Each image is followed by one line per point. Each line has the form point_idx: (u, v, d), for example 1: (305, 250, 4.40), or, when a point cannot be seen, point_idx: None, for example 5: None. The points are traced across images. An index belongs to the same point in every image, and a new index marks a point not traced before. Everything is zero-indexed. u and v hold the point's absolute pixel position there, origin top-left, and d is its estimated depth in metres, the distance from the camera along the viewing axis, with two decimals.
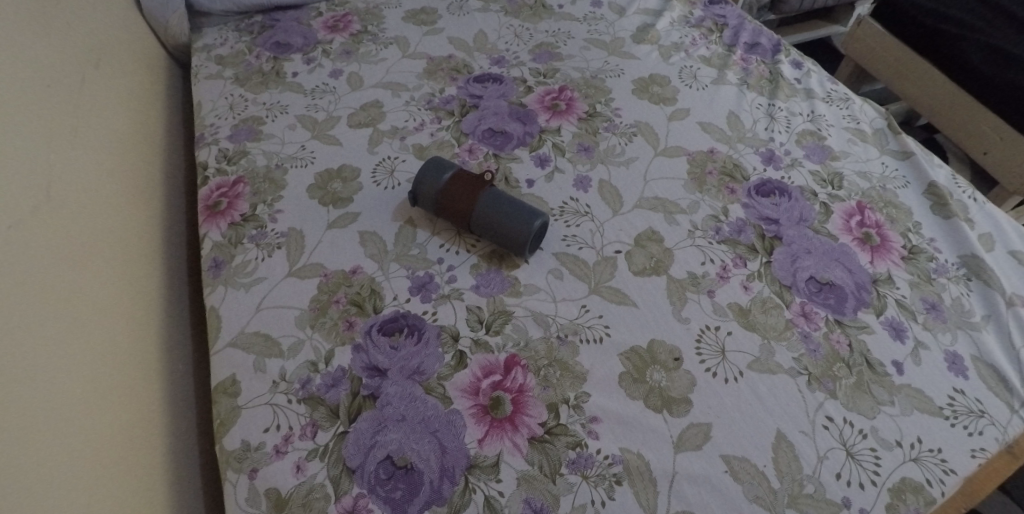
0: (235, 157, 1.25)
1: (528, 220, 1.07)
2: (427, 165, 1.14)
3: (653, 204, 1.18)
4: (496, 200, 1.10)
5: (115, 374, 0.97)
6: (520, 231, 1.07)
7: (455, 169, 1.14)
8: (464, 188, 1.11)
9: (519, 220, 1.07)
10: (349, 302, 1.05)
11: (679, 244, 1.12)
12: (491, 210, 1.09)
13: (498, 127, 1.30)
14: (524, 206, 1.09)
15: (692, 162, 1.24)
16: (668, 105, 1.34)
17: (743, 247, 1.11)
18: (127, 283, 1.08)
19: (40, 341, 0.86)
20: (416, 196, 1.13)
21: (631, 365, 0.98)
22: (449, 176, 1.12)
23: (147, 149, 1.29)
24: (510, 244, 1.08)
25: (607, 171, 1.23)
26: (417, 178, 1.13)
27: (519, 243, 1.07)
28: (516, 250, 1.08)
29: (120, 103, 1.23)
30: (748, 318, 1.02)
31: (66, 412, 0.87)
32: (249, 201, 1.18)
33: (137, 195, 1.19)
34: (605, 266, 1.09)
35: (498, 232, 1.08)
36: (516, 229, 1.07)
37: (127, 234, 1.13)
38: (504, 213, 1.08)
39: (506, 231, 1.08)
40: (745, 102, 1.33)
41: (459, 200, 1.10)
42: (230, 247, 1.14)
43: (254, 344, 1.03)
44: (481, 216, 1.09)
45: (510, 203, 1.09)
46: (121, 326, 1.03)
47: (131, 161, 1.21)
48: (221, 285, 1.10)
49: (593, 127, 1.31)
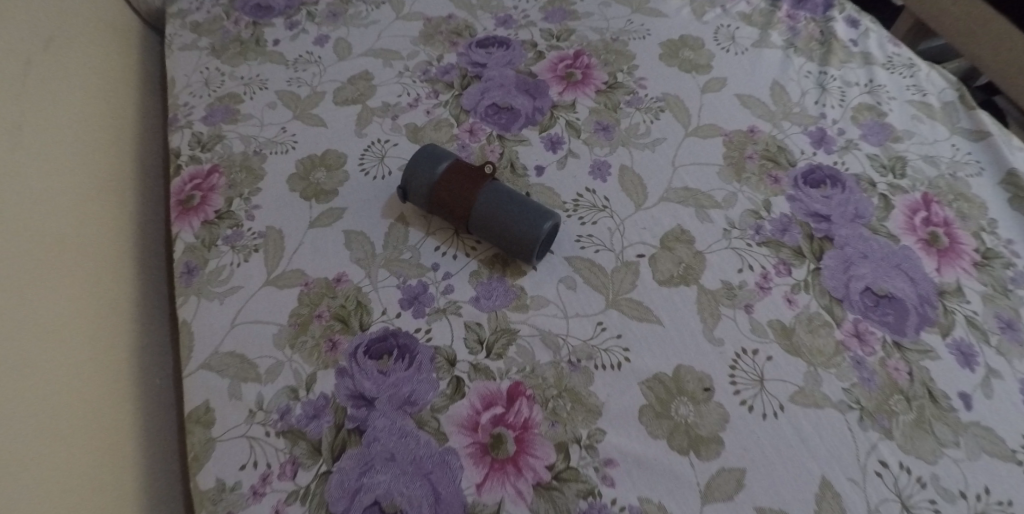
0: (210, 142, 1.11)
1: (535, 224, 0.93)
2: (420, 155, 0.99)
3: (682, 196, 1.02)
4: (500, 197, 0.96)
5: (77, 387, 0.89)
6: (528, 236, 0.92)
7: (453, 159, 0.99)
8: (464, 182, 0.96)
9: (526, 223, 0.93)
10: (333, 317, 0.93)
11: (713, 247, 0.97)
12: (494, 210, 0.95)
13: (504, 103, 1.14)
14: (533, 205, 0.95)
15: (729, 144, 1.07)
16: (702, 73, 1.16)
17: (787, 250, 0.96)
18: (93, 299, 0.97)
19: None
20: (408, 189, 0.99)
21: (653, 397, 0.85)
22: (446, 166, 0.98)
23: (112, 135, 1.15)
24: (515, 249, 0.94)
25: (629, 154, 1.07)
26: (409, 168, 0.99)
27: (525, 250, 0.93)
28: (522, 258, 0.93)
29: (76, 87, 1.09)
30: (791, 340, 0.89)
31: (15, 431, 0.79)
32: (224, 195, 1.05)
33: (101, 194, 1.06)
34: (626, 273, 0.94)
35: (502, 236, 0.94)
36: (523, 234, 0.93)
37: (92, 242, 1.01)
38: (509, 213, 0.94)
39: (511, 235, 0.93)
40: (791, 71, 1.15)
41: (459, 196, 0.96)
42: (204, 249, 1.01)
43: (229, 366, 0.92)
44: (483, 216, 0.95)
45: (518, 202, 0.95)
46: (85, 352, 0.92)
47: (92, 154, 1.07)
48: (193, 295, 0.98)
49: (613, 102, 1.14)
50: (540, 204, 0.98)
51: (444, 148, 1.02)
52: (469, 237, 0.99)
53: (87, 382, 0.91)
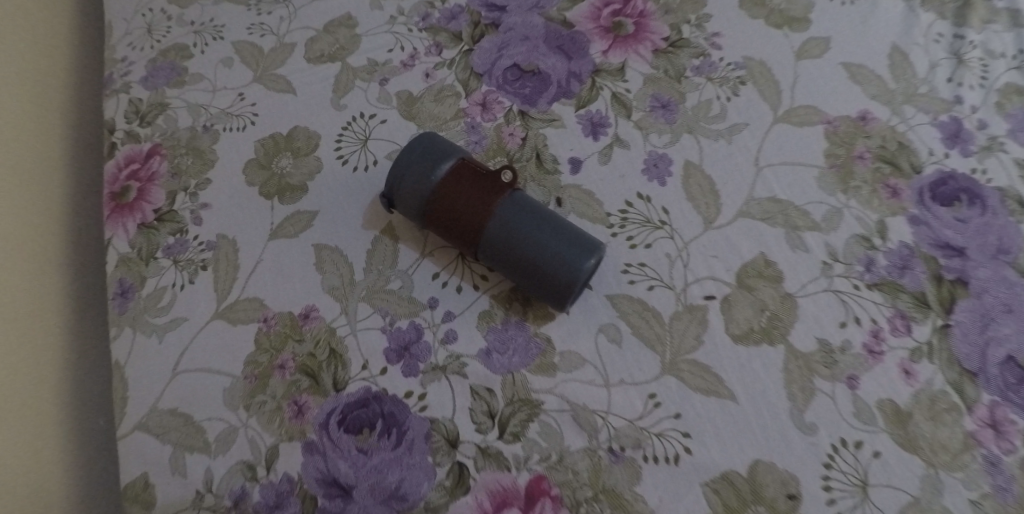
0: (150, 114, 0.87)
1: (575, 265, 0.68)
2: (417, 146, 0.72)
3: (768, 210, 0.77)
4: (526, 215, 0.70)
5: None
6: (566, 274, 0.68)
7: (458, 156, 0.72)
8: (476, 191, 0.70)
9: (564, 256, 0.68)
10: (299, 369, 0.71)
11: (807, 289, 0.73)
12: (518, 234, 0.69)
13: (528, 66, 0.87)
14: (570, 228, 0.70)
15: (832, 138, 0.81)
16: (797, 30, 0.88)
17: (907, 298, 0.73)
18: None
19: None
20: (395, 195, 0.72)
21: (721, 506, 0.65)
22: (449, 168, 0.71)
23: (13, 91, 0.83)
24: (541, 292, 0.69)
25: (697, 146, 0.81)
26: (396, 167, 0.72)
27: (561, 292, 0.68)
28: (554, 301, 0.69)
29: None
30: (906, 429, 0.68)
31: None
32: (167, 187, 0.82)
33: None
34: (689, 322, 0.71)
35: (526, 272, 0.69)
36: (558, 270, 0.68)
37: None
38: (538, 242, 0.69)
39: (540, 270, 0.69)
40: (916, 34, 0.88)
41: (467, 212, 0.70)
42: (140, 264, 0.79)
43: (171, 428, 0.71)
44: (500, 242, 0.69)
45: (550, 223, 0.70)
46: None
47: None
48: (128, 327, 0.76)
49: (676, 67, 0.86)
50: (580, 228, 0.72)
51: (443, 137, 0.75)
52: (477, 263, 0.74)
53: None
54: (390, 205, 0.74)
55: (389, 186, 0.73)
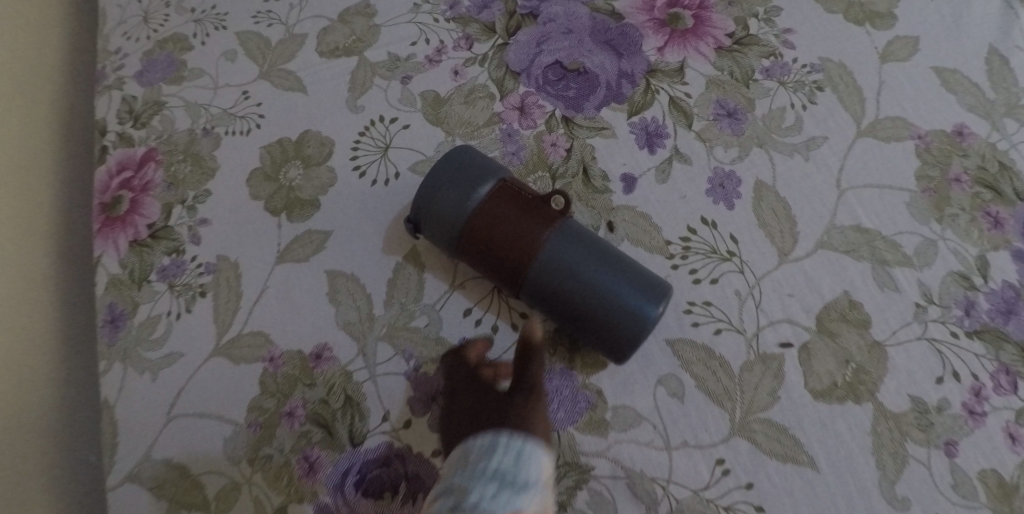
0: (145, 113, 0.78)
1: (637, 311, 0.58)
2: (452, 165, 0.61)
3: (851, 241, 0.67)
4: (579, 249, 0.60)
5: None
6: (627, 322, 0.58)
7: (499, 176, 0.62)
8: (521, 220, 0.60)
9: (625, 299, 0.59)
10: (311, 419, 0.62)
11: (898, 336, 0.63)
12: (569, 271, 0.59)
13: (572, 63, 0.76)
14: (631, 264, 0.60)
15: (925, 156, 0.71)
16: (881, 27, 0.77)
17: (1013, 349, 0.63)
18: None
19: None
20: (424, 221, 0.62)
21: None
22: (489, 192, 0.61)
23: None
24: (596, 339, 0.60)
25: (769, 163, 0.70)
26: (426, 188, 0.62)
27: (619, 340, 0.59)
28: (610, 350, 0.60)
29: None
30: (1013, 506, 0.59)
31: None
32: (162, 199, 0.73)
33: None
34: (762, 374, 0.62)
35: (579, 315, 0.60)
36: (617, 316, 0.58)
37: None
38: (593, 283, 0.59)
39: (596, 314, 0.59)
40: (1017, 34, 0.76)
41: (510, 245, 0.60)
42: (132, 287, 0.70)
43: (166, 483, 0.62)
44: (549, 279, 0.59)
45: (607, 258, 0.60)
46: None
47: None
48: (118, 360, 0.67)
49: (743, 68, 0.75)
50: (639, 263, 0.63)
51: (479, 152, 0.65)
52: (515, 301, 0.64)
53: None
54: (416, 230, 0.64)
55: (416, 209, 0.62)
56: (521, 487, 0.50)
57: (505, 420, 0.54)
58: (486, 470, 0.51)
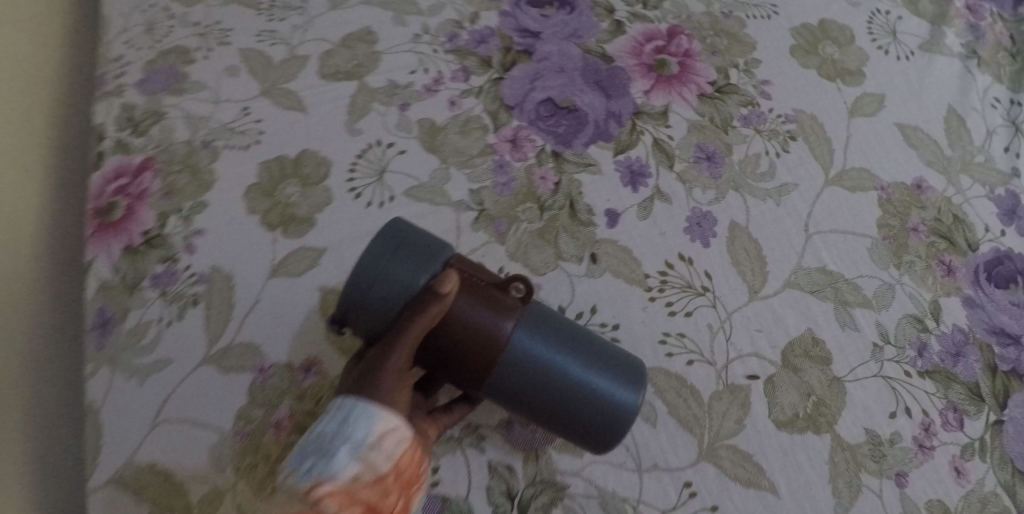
0: (144, 122, 0.80)
1: (617, 405, 0.57)
2: (376, 255, 0.56)
3: (816, 282, 0.71)
4: (549, 335, 0.58)
5: None
6: (606, 416, 0.57)
7: (445, 258, 0.57)
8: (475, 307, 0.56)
9: (604, 390, 0.57)
10: (298, 429, 0.65)
11: (856, 373, 0.67)
12: (545, 365, 0.57)
13: (563, 101, 0.80)
14: (602, 348, 0.59)
15: (887, 206, 0.75)
16: (850, 83, 0.82)
17: (961, 388, 0.68)
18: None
19: None
20: (354, 318, 0.56)
21: None
22: (430, 280, 0.56)
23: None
24: (572, 432, 0.58)
25: (743, 206, 0.75)
26: (360, 275, 0.56)
27: (597, 434, 0.58)
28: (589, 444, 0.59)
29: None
30: None
31: None
32: (157, 207, 0.75)
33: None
34: (730, 403, 0.65)
35: (556, 410, 0.57)
36: (595, 410, 0.57)
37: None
38: (567, 375, 0.57)
39: (574, 409, 0.57)
40: (973, 97, 0.83)
41: (469, 341, 0.56)
42: (123, 293, 0.71)
43: (150, 485, 0.63)
44: (518, 372, 0.56)
45: (578, 343, 0.58)
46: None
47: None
48: (107, 363, 0.68)
49: (722, 115, 0.80)
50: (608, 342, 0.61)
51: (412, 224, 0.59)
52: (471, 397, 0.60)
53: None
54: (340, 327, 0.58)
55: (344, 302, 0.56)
56: (332, 454, 0.49)
57: (359, 383, 0.51)
58: (310, 442, 0.50)
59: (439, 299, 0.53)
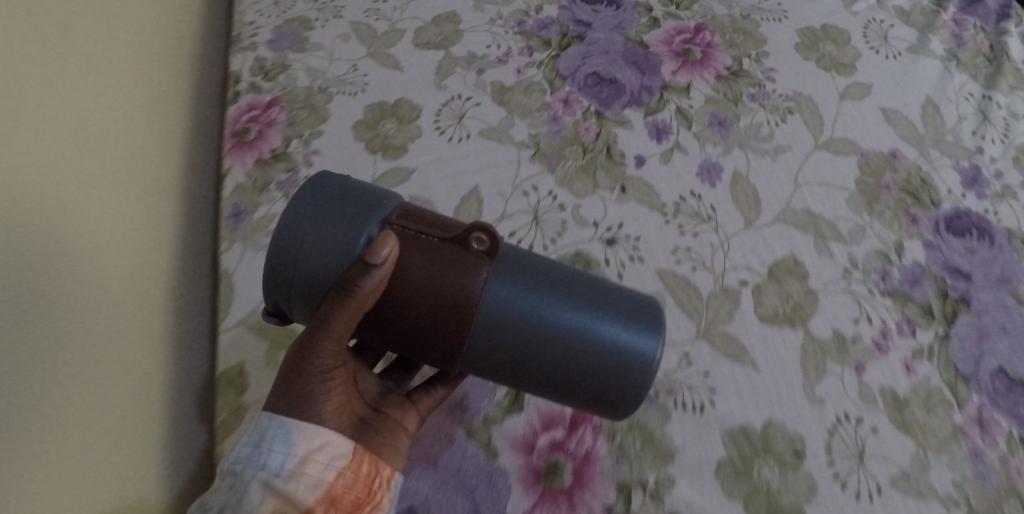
0: (273, 71, 1.01)
1: (610, 347, 0.62)
2: (315, 218, 0.61)
3: (801, 220, 0.88)
4: (536, 283, 0.62)
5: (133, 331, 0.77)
6: (596, 358, 0.62)
7: (382, 217, 0.62)
8: (429, 260, 0.61)
9: (593, 332, 0.62)
10: None
11: (828, 287, 0.84)
12: (544, 318, 0.61)
13: (606, 75, 1.00)
14: (586, 291, 0.63)
15: (864, 168, 0.93)
16: (843, 74, 1.01)
17: (915, 307, 0.84)
18: (54, 302, 0.66)
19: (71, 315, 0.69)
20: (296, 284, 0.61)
21: (736, 453, 0.75)
22: (367, 243, 0.60)
23: (133, 59, 0.83)
24: (572, 379, 0.62)
25: (745, 159, 0.93)
26: (295, 238, 0.60)
27: (591, 378, 0.62)
28: (605, 398, 0.63)
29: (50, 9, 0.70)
30: (903, 414, 0.78)
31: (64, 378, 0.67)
32: (282, 133, 0.96)
33: (106, 159, 0.76)
34: (724, 300, 0.82)
35: (564, 365, 0.62)
36: (584, 354, 0.62)
37: (63, 246, 0.68)
38: (559, 317, 0.61)
39: (568, 353, 0.61)
40: (949, 90, 1.00)
41: (433, 297, 0.61)
42: (255, 193, 0.91)
43: (270, 329, 0.83)
44: (511, 321, 0.61)
45: (569, 289, 0.63)
46: (41, 408, 0.63)
47: (85, 103, 0.74)
48: (239, 242, 0.88)
49: (734, 92, 0.99)
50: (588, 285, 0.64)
51: (351, 181, 0.64)
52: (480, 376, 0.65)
53: (78, 440, 0.67)
54: (284, 300, 0.63)
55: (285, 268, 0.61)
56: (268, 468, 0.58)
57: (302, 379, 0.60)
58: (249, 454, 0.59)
59: (378, 269, 0.58)
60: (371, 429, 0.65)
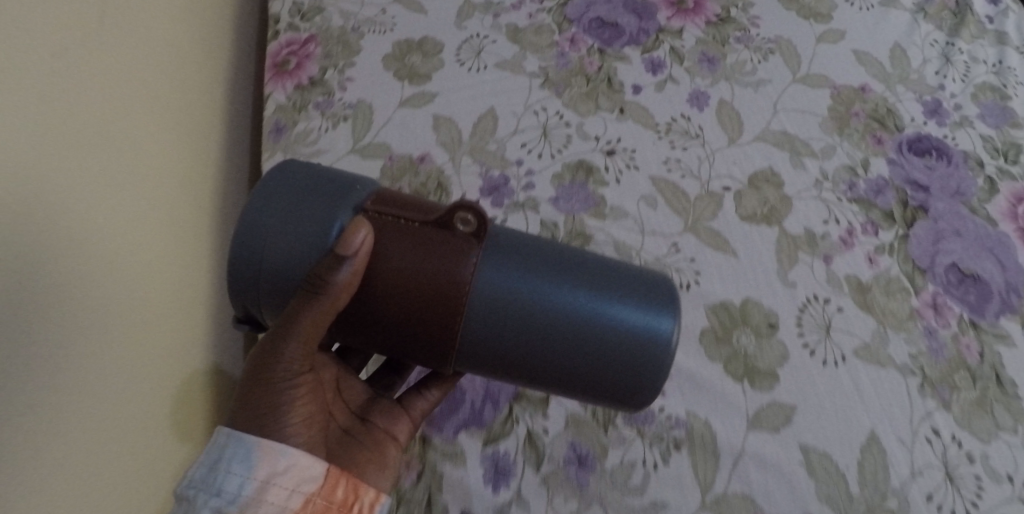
0: (310, 13, 1.11)
1: (606, 323, 0.65)
2: (285, 207, 0.64)
3: (779, 139, 1.00)
4: (541, 266, 0.65)
5: (197, 218, 0.86)
6: (594, 335, 0.64)
7: (355, 205, 0.65)
8: (407, 250, 0.64)
9: (588, 310, 0.64)
10: (412, 192, 0.94)
11: (801, 194, 0.95)
12: (552, 299, 0.64)
13: (609, 20, 1.11)
14: (582, 271, 0.66)
15: (837, 98, 1.04)
16: (820, 23, 1.12)
17: (878, 212, 0.95)
18: (145, 166, 0.75)
19: (154, 178, 0.77)
20: (266, 278, 0.64)
21: (717, 323, 0.86)
22: (338, 234, 0.63)
23: (162, 46, 0.81)
24: (570, 360, 0.65)
25: (730, 90, 1.04)
26: (263, 231, 0.63)
27: (590, 358, 0.65)
28: (611, 374, 0.65)
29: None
30: (866, 297, 0.88)
31: (148, 232, 0.75)
32: (319, 64, 1.06)
33: (163, 113, 0.80)
34: (708, 202, 0.94)
35: (567, 344, 0.65)
36: (582, 333, 0.64)
37: (111, 227, 0.69)
38: (557, 296, 0.64)
39: (566, 331, 0.64)
40: (916, 38, 1.12)
41: (412, 286, 0.63)
42: (294, 112, 1.02)
43: None
44: (506, 304, 0.64)
45: (573, 271, 0.66)
46: (129, 256, 0.72)
47: (149, 57, 0.77)
48: (280, 152, 0.99)
49: (722, 36, 1.10)
50: (581, 263, 0.67)
51: (318, 173, 0.66)
52: (491, 373, 0.68)
53: (112, 423, 0.69)
54: (254, 303, 0.66)
55: (256, 264, 0.64)
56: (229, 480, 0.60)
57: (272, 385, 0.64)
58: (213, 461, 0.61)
59: (349, 259, 0.60)
60: (352, 442, 0.72)
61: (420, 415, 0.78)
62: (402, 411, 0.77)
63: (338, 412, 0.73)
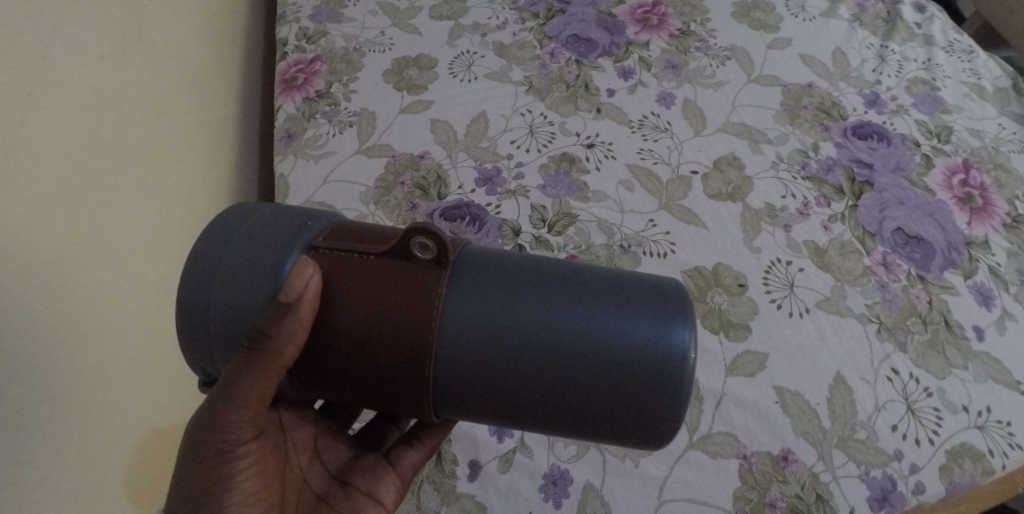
0: (315, 37, 1.24)
1: (608, 340, 0.61)
2: (228, 254, 0.64)
3: (738, 130, 1.12)
4: (524, 286, 0.63)
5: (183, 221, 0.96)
6: (595, 354, 0.61)
7: (305, 245, 0.65)
8: (365, 286, 0.63)
9: (587, 327, 0.61)
10: (414, 185, 1.05)
11: (761, 174, 1.07)
12: (546, 320, 0.62)
13: (584, 35, 1.23)
14: (579, 288, 0.63)
15: (787, 94, 1.17)
16: (769, 33, 1.26)
17: (829, 187, 1.06)
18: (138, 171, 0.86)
19: (145, 183, 0.88)
20: (215, 331, 0.64)
21: (693, 286, 0.96)
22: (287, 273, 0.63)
23: (165, 68, 0.94)
24: (571, 387, 0.61)
25: (694, 90, 1.17)
26: (208, 279, 0.64)
27: (594, 380, 0.61)
28: (621, 394, 0.61)
29: (51, 26, 0.72)
30: (823, 258, 0.99)
31: (133, 228, 0.85)
32: (325, 79, 1.18)
33: (160, 125, 0.92)
34: (679, 184, 1.05)
35: (567, 367, 0.61)
36: (582, 353, 0.61)
37: (100, 220, 0.78)
38: (551, 315, 0.62)
39: (564, 352, 0.61)
40: (855, 42, 1.26)
41: (373, 324, 0.62)
42: (303, 120, 1.13)
43: None
44: (499, 330, 0.61)
45: (561, 287, 0.63)
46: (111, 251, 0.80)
47: (154, 78, 0.91)
48: (291, 155, 1.09)
49: (684, 46, 1.23)
50: (575, 278, 0.64)
51: (271, 213, 0.67)
52: (488, 410, 0.64)
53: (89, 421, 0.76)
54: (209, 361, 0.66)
55: (204, 314, 0.64)
56: None
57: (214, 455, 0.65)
58: None
59: (291, 307, 0.60)
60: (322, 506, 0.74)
61: (409, 472, 0.79)
62: (388, 469, 0.78)
63: (314, 477, 0.75)
